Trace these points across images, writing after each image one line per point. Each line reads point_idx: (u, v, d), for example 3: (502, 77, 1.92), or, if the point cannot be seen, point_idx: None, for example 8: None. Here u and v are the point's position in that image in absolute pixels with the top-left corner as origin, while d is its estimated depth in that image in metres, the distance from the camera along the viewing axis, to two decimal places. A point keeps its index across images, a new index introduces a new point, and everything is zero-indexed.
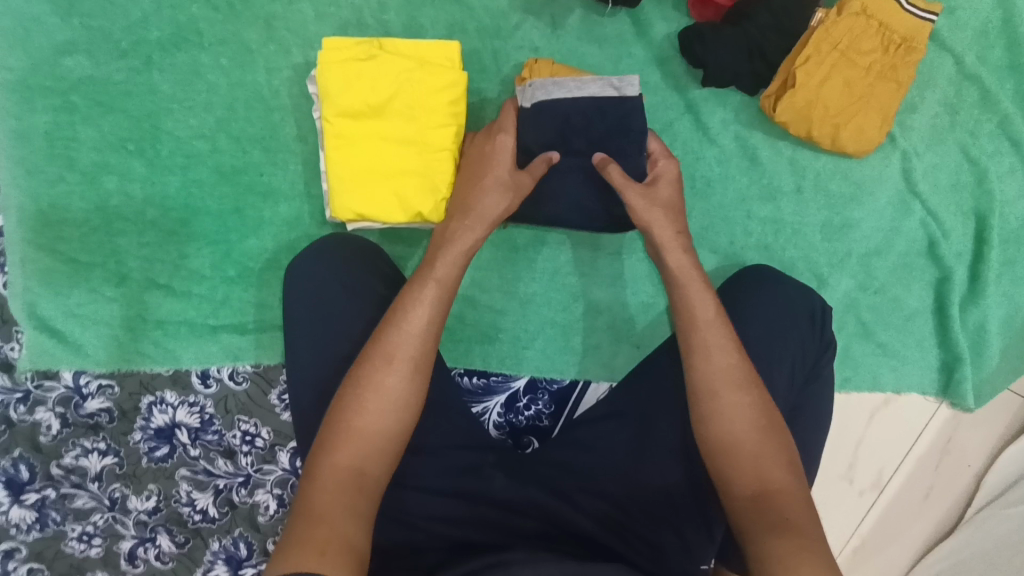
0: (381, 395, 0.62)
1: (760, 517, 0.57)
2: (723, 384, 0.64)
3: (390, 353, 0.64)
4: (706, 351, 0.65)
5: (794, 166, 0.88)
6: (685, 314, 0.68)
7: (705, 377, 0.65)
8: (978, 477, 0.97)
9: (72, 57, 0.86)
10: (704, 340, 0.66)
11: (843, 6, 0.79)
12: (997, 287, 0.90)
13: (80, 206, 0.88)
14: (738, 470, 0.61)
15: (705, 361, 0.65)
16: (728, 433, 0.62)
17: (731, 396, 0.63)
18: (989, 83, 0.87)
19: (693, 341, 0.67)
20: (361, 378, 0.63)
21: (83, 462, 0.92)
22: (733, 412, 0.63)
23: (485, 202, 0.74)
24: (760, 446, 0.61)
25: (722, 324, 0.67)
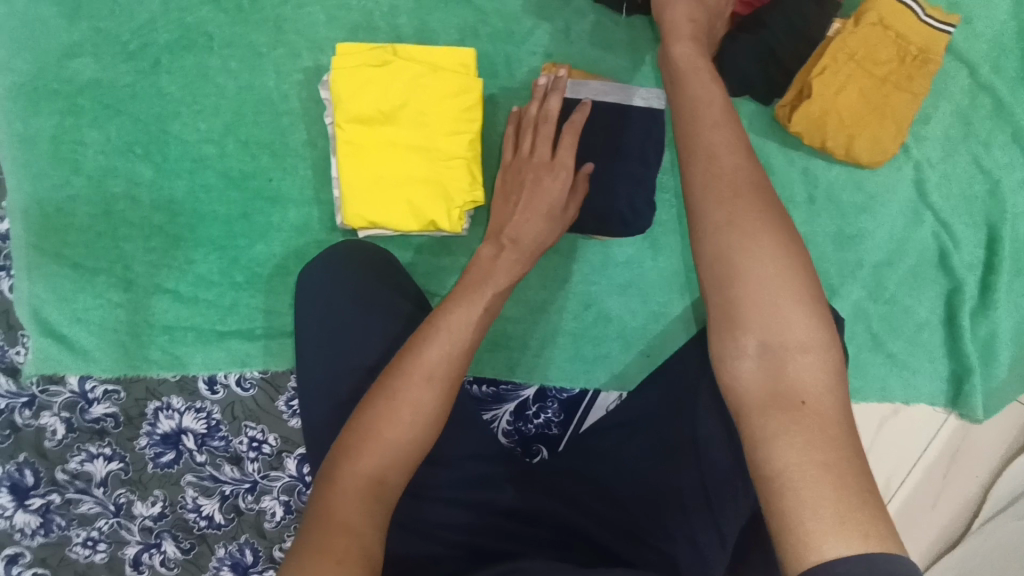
0: (413, 409, 0.60)
1: (780, 413, 0.48)
2: (737, 234, 0.52)
3: (429, 369, 0.62)
4: (725, 200, 0.54)
5: (806, 176, 0.88)
6: (702, 163, 0.56)
7: (719, 203, 0.54)
8: (985, 488, 0.97)
9: (78, 60, 0.85)
10: (722, 192, 0.54)
11: (860, 16, 0.78)
12: (1008, 298, 0.90)
13: (86, 209, 0.87)
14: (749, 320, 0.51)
15: (726, 206, 0.53)
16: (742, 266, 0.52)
17: (759, 252, 0.51)
18: (1003, 94, 0.86)
19: (713, 190, 0.54)
20: (393, 387, 0.61)
21: (88, 467, 0.91)
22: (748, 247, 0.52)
23: (529, 230, 0.74)
24: (791, 327, 0.50)
25: (746, 174, 0.55)
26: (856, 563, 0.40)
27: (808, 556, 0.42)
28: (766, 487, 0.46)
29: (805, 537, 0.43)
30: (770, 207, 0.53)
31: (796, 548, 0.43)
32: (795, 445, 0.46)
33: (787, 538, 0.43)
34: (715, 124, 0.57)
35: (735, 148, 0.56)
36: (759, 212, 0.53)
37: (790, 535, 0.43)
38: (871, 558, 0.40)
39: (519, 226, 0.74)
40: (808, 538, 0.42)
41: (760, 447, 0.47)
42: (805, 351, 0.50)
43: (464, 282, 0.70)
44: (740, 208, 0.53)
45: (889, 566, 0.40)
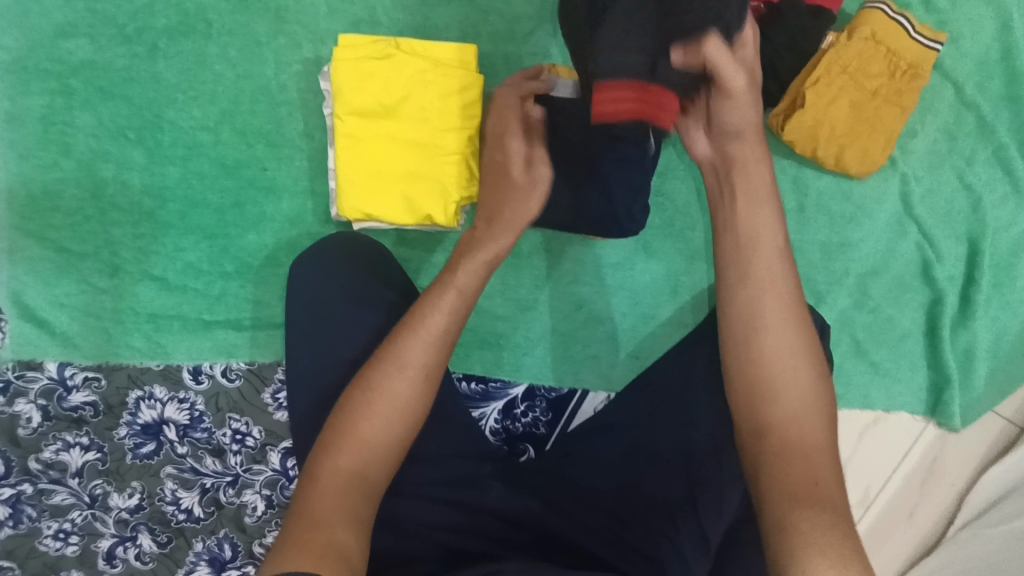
0: (385, 401, 0.59)
1: (797, 499, 0.48)
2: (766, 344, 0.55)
3: (401, 358, 0.61)
4: (763, 332, 0.55)
5: (797, 185, 0.90)
6: (743, 293, 0.57)
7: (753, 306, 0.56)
8: (962, 496, 0.98)
9: (72, 40, 0.84)
10: (761, 319, 0.56)
11: (853, 30, 0.80)
12: (986, 310, 0.92)
13: (74, 192, 0.86)
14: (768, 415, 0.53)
15: (763, 339, 0.55)
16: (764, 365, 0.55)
17: (798, 382, 0.53)
18: (986, 113, 0.89)
19: (746, 319, 0.56)
20: (369, 380, 0.60)
21: (63, 457, 0.89)
22: (777, 355, 0.54)
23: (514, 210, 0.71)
24: (811, 435, 0.52)
25: (782, 301, 0.56)
26: None
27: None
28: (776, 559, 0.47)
29: None
30: (809, 336, 0.55)
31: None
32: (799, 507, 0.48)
33: None
34: (761, 252, 0.58)
35: (780, 277, 0.57)
36: (795, 338, 0.55)
37: None
38: None
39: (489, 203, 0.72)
40: None
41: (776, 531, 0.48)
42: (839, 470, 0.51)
43: (440, 282, 0.66)
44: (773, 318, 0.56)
45: None
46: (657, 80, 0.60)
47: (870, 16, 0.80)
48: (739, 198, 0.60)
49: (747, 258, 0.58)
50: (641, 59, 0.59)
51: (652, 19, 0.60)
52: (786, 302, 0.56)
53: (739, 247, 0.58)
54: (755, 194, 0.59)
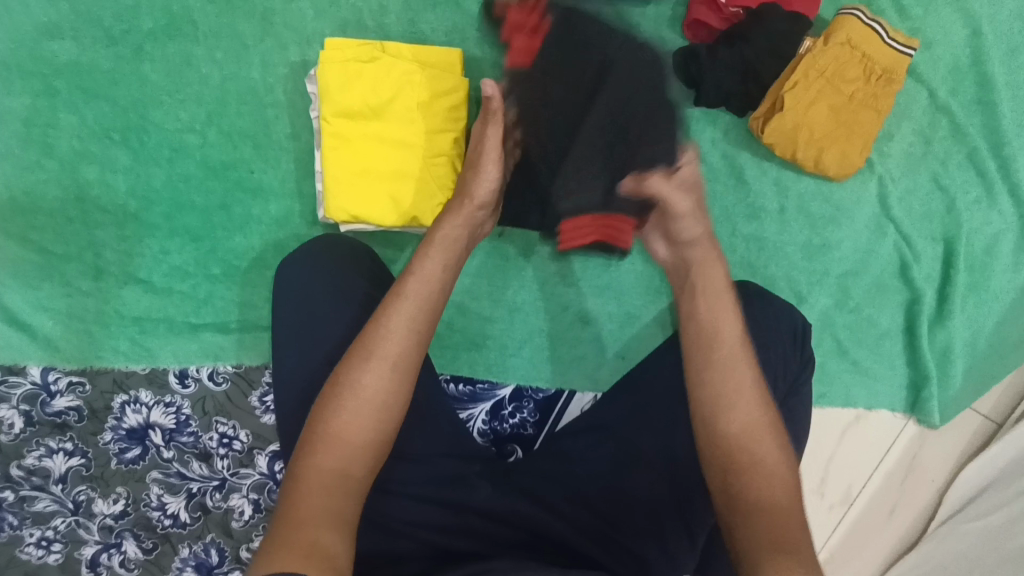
0: (360, 396, 0.60)
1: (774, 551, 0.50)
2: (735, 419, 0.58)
3: (367, 348, 0.62)
4: (732, 409, 0.58)
5: (778, 187, 0.91)
6: (707, 378, 0.60)
7: (722, 388, 0.59)
8: (941, 491, 1.01)
9: (56, 41, 0.84)
10: (730, 408, 0.58)
11: (830, 36, 0.82)
12: (962, 309, 0.95)
13: (58, 195, 0.85)
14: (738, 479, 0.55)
15: (729, 420, 0.58)
16: (732, 434, 0.57)
17: (769, 466, 0.56)
18: (959, 117, 0.92)
19: (713, 406, 0.59)
20: (339, 375, 0.61)
21: (46, 463, 0.88)
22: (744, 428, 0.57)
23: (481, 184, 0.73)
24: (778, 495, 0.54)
25: (743, 389, 0.59)
26: None
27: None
28: None
29: None
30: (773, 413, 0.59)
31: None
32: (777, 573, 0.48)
33: None
34: (729, 345, 0.61)
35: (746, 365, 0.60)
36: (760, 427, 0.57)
37: None
38: None
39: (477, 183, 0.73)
40: None
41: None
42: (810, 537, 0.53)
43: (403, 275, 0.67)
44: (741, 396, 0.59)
45: None
46: (614, 210, 0.72)
47: (845, 22, 0.82)
48: (699, 278, 0.66)
49: (715, 349, 0.61)
50: (595, 198, 0.71)
51: (603, 141, 0.68)
52: (748, 388, 0.59)
53: (702, 340, 0.62)
54: (716, 294, 0.65)
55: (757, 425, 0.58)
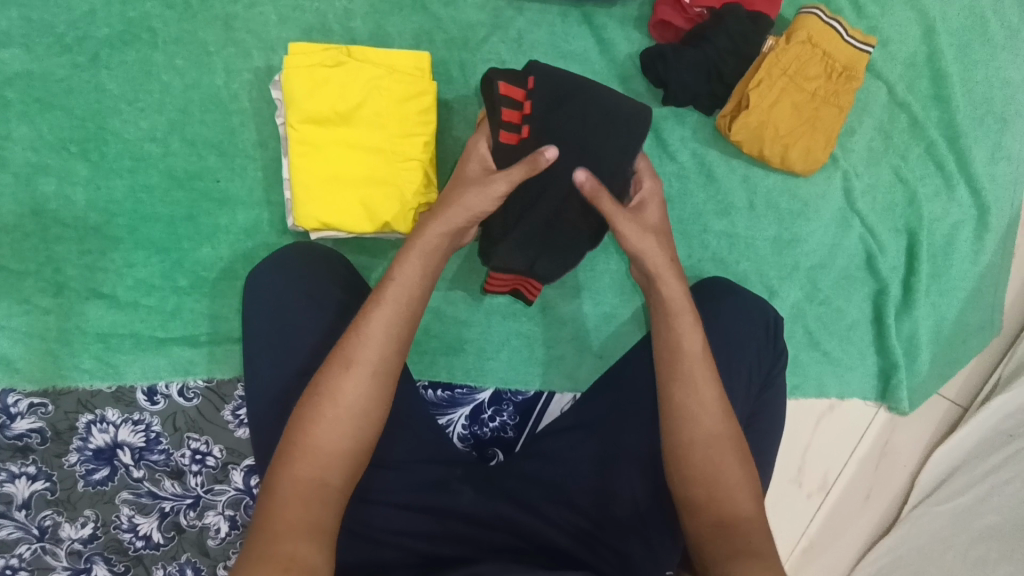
0: (339, 403, 0.59)
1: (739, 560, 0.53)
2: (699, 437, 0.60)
3: (348, 356, 0.60)
4: (697, 424, 0.61)
5: (747, 183, 0.93)
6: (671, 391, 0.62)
7: (682, 406, 0.61)
8: (913, 475, 1.03)
9: (7, 51, 0.81)
10: (693, 421, 0.61)
11: (791, 35, 0.84)
12: (926, 298, 0.97)
13: (12, 209, 0.82)
14: (703, 497, 0.59)
15: (693, 434, 0.61)
16: (697, 453, 0.60)
17: (729, 476, 0.59)
18: (917, 111, 0.95)
19: (678, 419, 0.61)
20: (320, 382, 0.60)
21: (8, 488, 0.84)
22: (709, 444, 0.60)
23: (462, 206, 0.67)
24: (739, 510, 0.58)
25: (702, 401, 0.61)
26: None
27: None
28: None
29: None
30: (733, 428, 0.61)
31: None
32: None
33: None
34: (689, 358, 0.63)
35: (704, 380, 0.62)
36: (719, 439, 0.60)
37: None
38: None
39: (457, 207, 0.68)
40: None
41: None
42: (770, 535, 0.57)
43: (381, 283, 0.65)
44: (705, 414, 0.61)
45: None
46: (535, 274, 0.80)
47: (805, 21, 0.84)
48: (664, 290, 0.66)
49: (676, 365, 0.63)
50: (522, 261, 0.78)
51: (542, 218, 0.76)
52: (710, 398, 0.61)
53: (671, 353, 0.63)
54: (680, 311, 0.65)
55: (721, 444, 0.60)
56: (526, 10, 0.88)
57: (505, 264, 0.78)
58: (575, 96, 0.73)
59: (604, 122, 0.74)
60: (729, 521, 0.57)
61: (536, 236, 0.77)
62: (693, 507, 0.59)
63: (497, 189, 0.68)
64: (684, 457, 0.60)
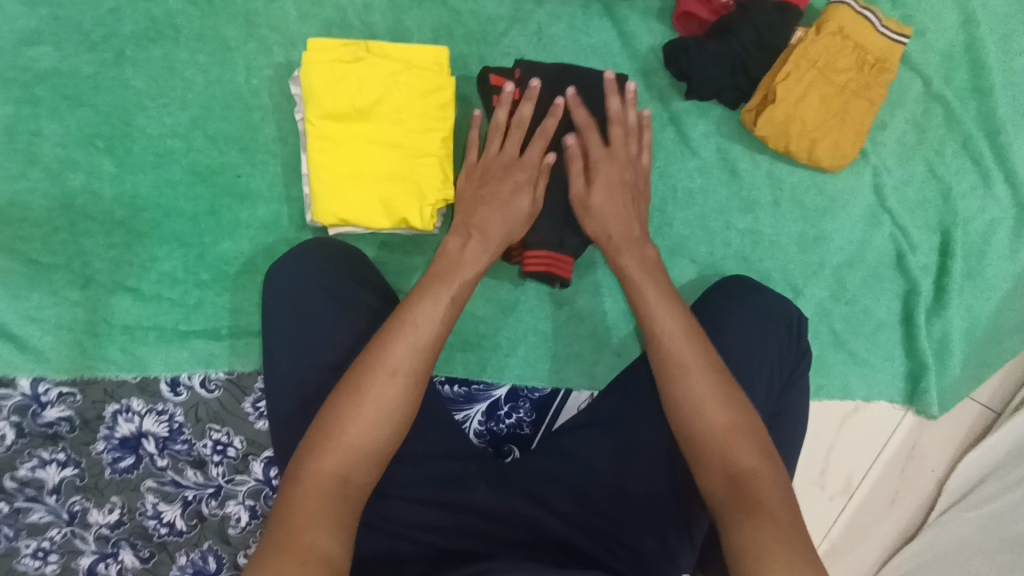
0: (371, 404, 0.59)
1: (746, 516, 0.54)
2: (690, 395, 0.62)
3: (390, 363, 0.61)
4: (682, 379, 0.62)
5: (772, 179, 0.91)
6: (661, 349, 0.65)
7: (670, 362, 0.63)
8: (942, 481, 1.00)
9: (37, 48, 0.83)
10: (686, 373, 0.63)
11: (821, 26, 0.81)
12: (959, 299, 0.94)
13: (42, 204, 0.84)
14: (708, 458, 0.59)
15: (691, 387, 0.62)
16: (691, 410, 0.61)
17: (727, 430, 0.59)
18: (954, 104, 0.91)
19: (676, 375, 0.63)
20: (357, 384, 0.60)
21: (40, 474, 0.86)
22: (704, 400, 0.61)
23: (491, 224, 0.73)
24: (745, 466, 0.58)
25: (691, 351, 0.64)
26: None
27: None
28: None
29: None
30: (726, 382, 0.62)
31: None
32: (757, 538, 0.52)
33: None
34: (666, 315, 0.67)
35: (685, 335, 0.65)
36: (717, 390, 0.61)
37: None
38: None
39: (484, 218, 0.74)
40: None
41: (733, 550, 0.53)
42: (777, 483, 0.57)
43: (422, 287, 0.67)
44: (694, 372, 0.62)
45: None
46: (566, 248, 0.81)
47: (836, 11, 0.81)
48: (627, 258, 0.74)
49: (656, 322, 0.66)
50: (555, 234, 0.80)
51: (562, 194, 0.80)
52: (695, 348, 0.64)
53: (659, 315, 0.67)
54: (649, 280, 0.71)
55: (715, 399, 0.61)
56: (547, 3, 0.87)
57: (539, 240, 0.80)
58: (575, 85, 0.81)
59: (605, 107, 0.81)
60: (736, 477, 0.57)
61: (562, 209, 0.81)
62: (699, 466, 0.59)
63: (518, 203, 0.75)
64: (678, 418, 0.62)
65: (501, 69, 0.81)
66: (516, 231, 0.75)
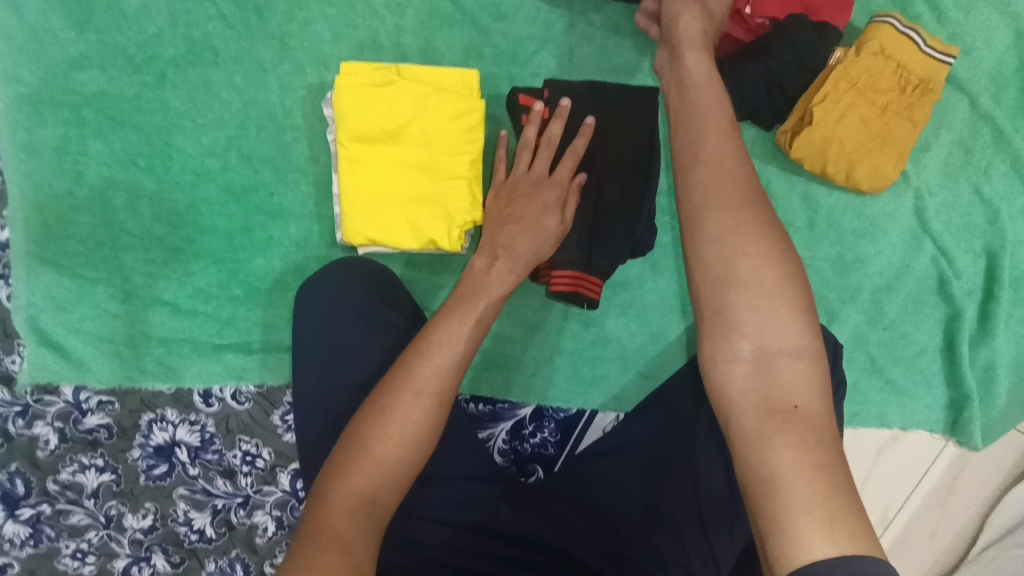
0: (400, 425, 0.59)
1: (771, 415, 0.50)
2: (731, 236, 0.55)
3: (416, 385, 0.61)
4: (715, 212, 0.56)
5: (807, 201, 0.88)
6: (691, 184, 0.58)
7: (699, 194, 0.57)
8: (985, 515, 0.96)
9: (85, 71, 0.86)
10: (723, 221, 0.56)
11: (862, 45, 0.79)
12: (1006, 327, 0.90)
13: (87, 220, 0.88)
14: (738, 309, 0.53)
15: (739, 293, 0.54)
16: (721, 252, 0.55)
17: (762, 277, 0.54)
18: (1003, 125, 0.87)
19: (718, 276, 0.55)
20: (384, 404, 0.60)
21: (80, 478, 0.90)
22: (736, 244, 0.55)
23: (518, 242, 0.73)
24: (783, 337, 0.52)
25: (740, 206, 0.56)
26: (838, 564, 0.43)
27: (798, 560, 0.44)
28: (755, 481, 0.49)
29: (795, 535, 0.45)
30: (766, 223, 0.55)
31: (782, 546, 0.45)
32: (788, 453, 0.48)
33: (773, 544, 0.46)
34: (708, 135, 0.60)
35: (728, 160, 0.58)
36: (766, 298, 0.53)
37: (777, 537, 0.46)
38: (851, 561, 0.43)
39: (511, 236, 0.73)
40: (796, 539, 0.45)
41: (755, 449, 0.49)
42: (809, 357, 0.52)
43: (450, 304, 0.68)
44: (730, 210, 0.56)
45: (870, 570, 0.42)
46: (593, 270, 0.80)
47: (879, 29, 0.78)
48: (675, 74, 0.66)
49: (690, 142, 0.60)
50: (578, 257, 0.79)
51: (590, 213, 0.80)
52: (740, 194, 0.56)
53: (709, 198, 0.57)
54: (698, 90, 0.63)
55: (751, 238, 0.55)
56: (578, 23, 0.86)
57: (562, 261, 0.79)
58: (598, 100, 0.81)
59: (630, 122, 0.81)
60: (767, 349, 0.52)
61: (591, 230, 0.80)
62: (726, 324, 0.54)
63: (544, 223, 0.74)
64: (704, 258, 0.56)
65: (522, 88, 0.81)
66: (548, 249, 0.75)
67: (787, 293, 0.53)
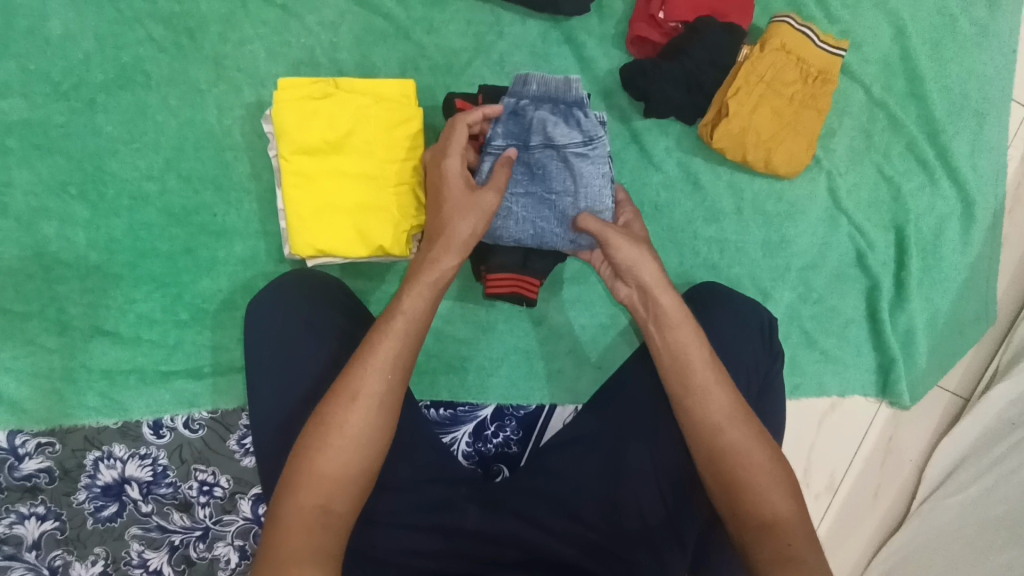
0: (339, 433, 0.59)
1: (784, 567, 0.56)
2: (722, 426, 0.61)
3: (351, 389, 0.60)
4: (699, 405, 0.62)
5: (732, 189, 0.95)
6: (678, 376, 0.64)
7: (682, 391, 0.63)
8: (919, 469, 1.03)
9: (6, 100, 0.83)
10: (706, 409, 0.62)
11: (765, 43, 0.86)
12: (919, 292, 0.98)
13: (15, 253, 0.84)
14: (735, 490, 0.59)
15: (735, 469, 0.60)
16: (714, 441, 0.61)
17: (752, 456, 0.60)
18: (895, 110, 0.96)
19: (713, 454, 0.61)
20: (322, 416, 0.59)
21: (18, 529, 0.84)
22: (727, 430, 0.61)
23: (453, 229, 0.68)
24: (774, 507, 0.59)
25: (726, 395, 0.63)
26: None
27: None
28: None
29: None
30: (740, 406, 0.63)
31: None
32: None
33: None
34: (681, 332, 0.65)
35: (702, 358, 0.64)
36: (763, 476, 0.60)
37: None
38: None
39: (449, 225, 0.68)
40: None
41: None
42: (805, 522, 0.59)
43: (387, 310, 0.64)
44: (714, 402, 0.62)
45: None
46: (531, 271, 0.83)
47: (777, 29, 0.86)
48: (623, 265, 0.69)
49: (667, 350, 0.65)
50: (515, 258, 0.81)
51: None
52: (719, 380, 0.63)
53: (693, 391, 0.63)
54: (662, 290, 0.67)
55: (729, 423, 0.61)
56: (507, 34, 0.90)
57: (499, 263, 0.81)
58: None
59: None
60: (764, 523, 0.58)
61: None
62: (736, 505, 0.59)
63: (489, 202, 0.69)
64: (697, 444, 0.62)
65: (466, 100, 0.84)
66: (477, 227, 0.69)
67: (771, 462, 0.60)
